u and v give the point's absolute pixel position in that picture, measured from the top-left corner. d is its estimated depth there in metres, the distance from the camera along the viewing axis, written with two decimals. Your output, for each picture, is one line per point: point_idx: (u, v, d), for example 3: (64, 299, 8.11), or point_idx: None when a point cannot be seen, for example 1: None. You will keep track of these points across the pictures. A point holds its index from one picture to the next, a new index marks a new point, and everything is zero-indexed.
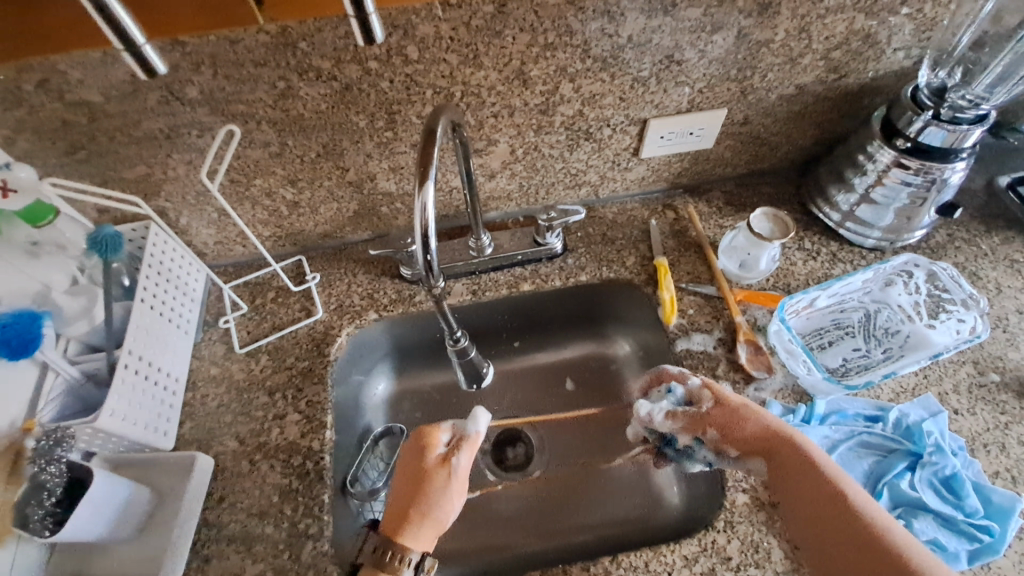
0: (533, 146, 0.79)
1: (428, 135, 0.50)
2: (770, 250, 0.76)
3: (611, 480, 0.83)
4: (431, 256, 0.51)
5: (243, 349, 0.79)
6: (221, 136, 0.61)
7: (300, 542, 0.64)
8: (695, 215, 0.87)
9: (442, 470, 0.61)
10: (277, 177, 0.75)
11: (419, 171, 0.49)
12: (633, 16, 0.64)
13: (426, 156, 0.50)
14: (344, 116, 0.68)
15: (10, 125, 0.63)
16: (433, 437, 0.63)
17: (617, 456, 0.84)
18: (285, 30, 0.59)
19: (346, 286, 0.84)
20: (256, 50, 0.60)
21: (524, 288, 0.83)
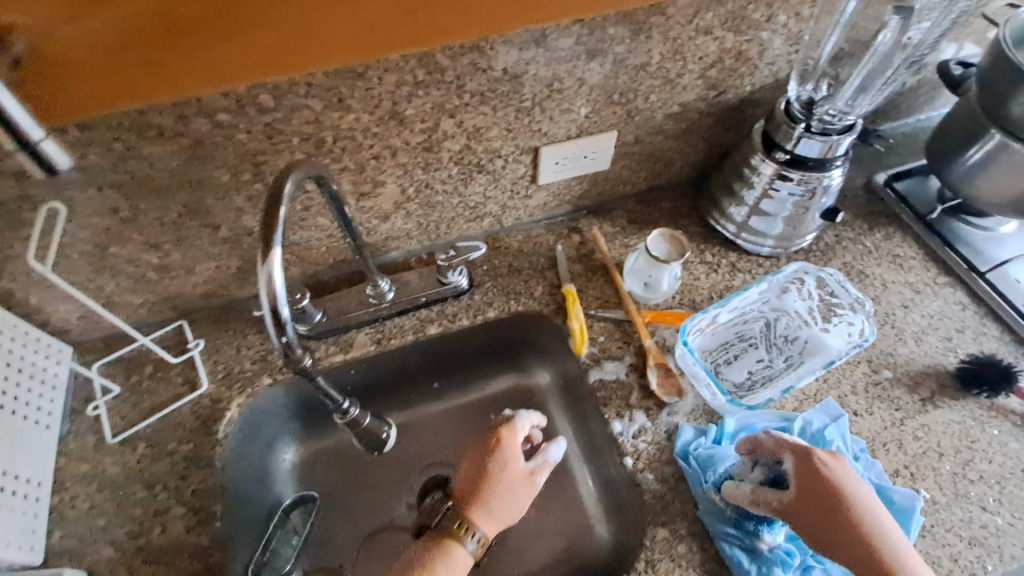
0: (424, 183, 0.75)
1: (271, 204, 0.45)
2: (670, 270, 0.76)
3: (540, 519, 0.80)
4: (288, 335, 0.46)
5: (115, 438, 0.72)
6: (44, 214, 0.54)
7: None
8: (599, 237, 0.86)
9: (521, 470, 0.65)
10: (138, 243, 0.68)
11: (263, 240, 0.45)
12: (505, 49, 0.62)
13: (272, 225, 0.45)
14: (202, 173, 0.62)
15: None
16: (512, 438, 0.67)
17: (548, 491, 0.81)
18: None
19: (235, 351, 0.78)
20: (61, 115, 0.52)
21: (431, 331, 0.79)
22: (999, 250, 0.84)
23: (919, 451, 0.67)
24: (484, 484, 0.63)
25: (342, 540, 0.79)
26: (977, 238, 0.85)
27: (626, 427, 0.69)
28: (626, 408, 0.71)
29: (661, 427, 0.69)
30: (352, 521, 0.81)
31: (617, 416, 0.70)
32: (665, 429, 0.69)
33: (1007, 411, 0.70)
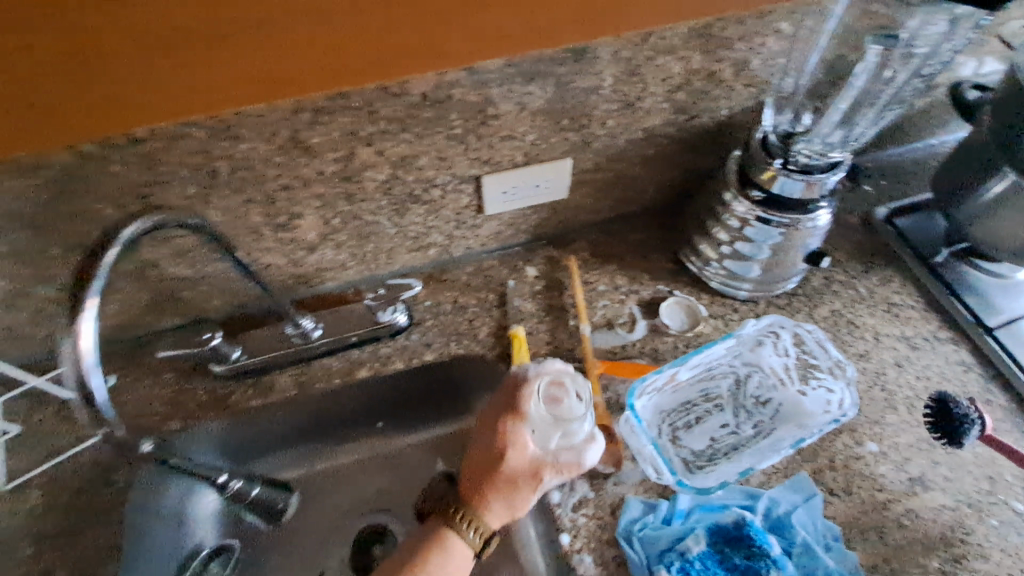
0: (350, 214, 0.67)
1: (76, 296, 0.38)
2: (586, 430, 0.54)
3: None
4: (93, 387, 0.40)
5: (8, 484, 0.65)
6: None
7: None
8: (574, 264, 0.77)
9: (533, 477, 0.52)
10: (26, 277, 0.61)
11: (76, 296, 0.40)
12: (418, 77, 0.52)
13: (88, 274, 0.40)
14: (81, 206, 0.54)
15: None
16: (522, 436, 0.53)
17: None
18: None
19: (145, 391, 0.71)
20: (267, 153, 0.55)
21: (360, 374, 0.71)
22: (1012, 302, 0.73)
23: (903, 543, 0.57)
24: (486, 487, 0.52)
25: None
26: (987, 286, 0.74)
27: (565, 497, 0.59)
28: (568, 475, 0.60)
29: (606, 500, 0.59)
30: None
31: (557, 483, 0.60)
32: (610, 503, 0.58)
33: (1014, 500, 0.60)
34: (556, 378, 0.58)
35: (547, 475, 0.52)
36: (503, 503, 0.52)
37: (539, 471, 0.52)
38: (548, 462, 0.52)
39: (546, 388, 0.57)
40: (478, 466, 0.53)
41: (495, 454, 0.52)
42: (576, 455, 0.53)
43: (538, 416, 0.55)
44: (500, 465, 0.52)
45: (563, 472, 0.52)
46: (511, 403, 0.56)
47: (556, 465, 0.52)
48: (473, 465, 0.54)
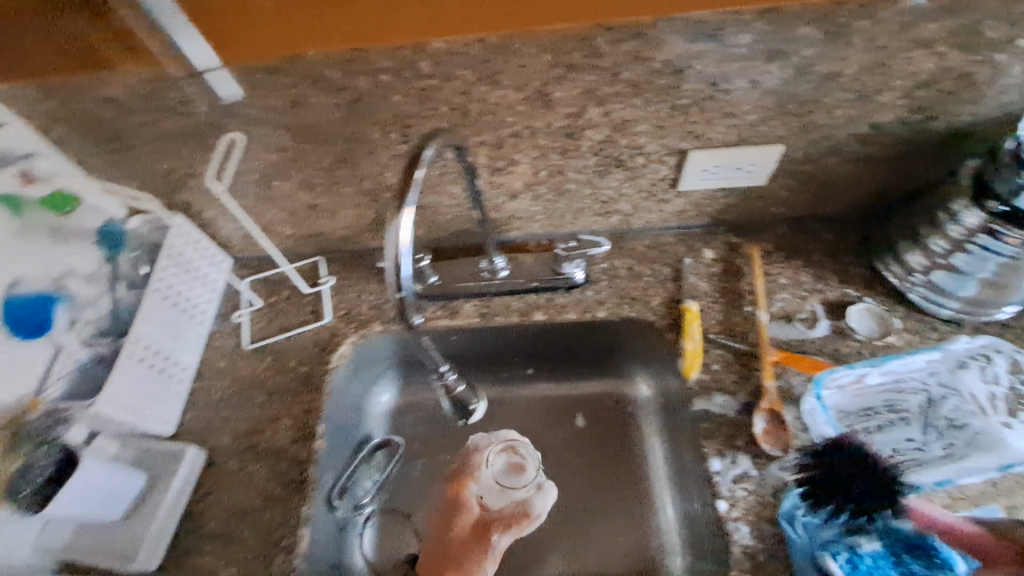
0: (558, 168, 0.73)
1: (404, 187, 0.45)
2: (504, 480, 0.79)
3: (601, 519, 0.79)
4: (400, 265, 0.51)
5: (251, 345, 0.81)
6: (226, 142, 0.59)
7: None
8: (755, 256, 0.78)
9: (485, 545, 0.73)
10: (295, 181, 0.75)
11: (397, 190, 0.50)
12: (669, 40, 0.56)
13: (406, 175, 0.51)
14: (357, 126, 0.66)
15: (25, 106, 0.63)
16: (465, 501, 0.77)
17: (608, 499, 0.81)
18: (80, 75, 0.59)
19: (356, 294, 0.84)
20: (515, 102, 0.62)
21: (535, 318, 0.78)
22: None
23: None
24: (453, 560, 0.72)
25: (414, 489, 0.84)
26: None
27: (725, 468, 0.61)
28: (730, 448, 0.62)
29: (768, 481, 0.60)
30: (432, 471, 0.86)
31: (718, 453, 0.62)
32: (771, 485, 0.59)
33: None
34: (490, 452, 0.82)
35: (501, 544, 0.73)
36: None
37: (483, 530, 0.74)
38: (496, 532, 0.73)
39: (499, 462, 0.81)
40: (446, 531, 0.75)
41: (460, 511, 0.76)
42: (526, 507, 0.76)
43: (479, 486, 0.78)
44: (459, 525, 0.75)
45: (510, 529, 0.74)
46: (469, 468, 0.80)
47: (512, 519, 0.75)
48: (438, 529, 0.76)
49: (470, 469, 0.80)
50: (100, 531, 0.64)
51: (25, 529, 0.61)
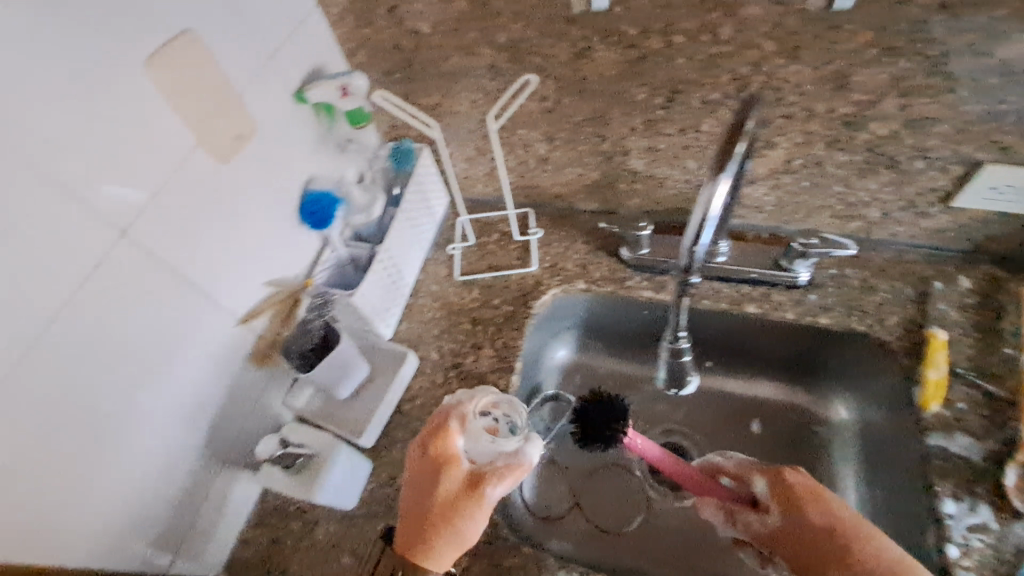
0: (817, 159, 0.69)
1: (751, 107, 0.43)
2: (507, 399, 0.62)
3: None
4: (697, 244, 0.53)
5: (461, 276, 0.87)
6: (520, 83, 0.63)
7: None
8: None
9: (471, 498, 0.55)
10: (539, 132, 0.78)
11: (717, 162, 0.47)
12: (1021, 38, 0.52)
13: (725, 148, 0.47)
14: (626, 86, 0.67)
15: (342, 28, 0.71)
16: (449, 459, 0.57)
17: None
18: (396, 9, 0.66)
19: (563, 249, 0.87)
20: (806, 83, 0.61)
21: (749, 310, 0.76)
22: None
23: None
24: (429, 526, 0.55)
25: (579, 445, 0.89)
26: None
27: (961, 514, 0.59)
28: (965, 493, 0.60)
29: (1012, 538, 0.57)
30: None
31: (953, 495, 0.60)
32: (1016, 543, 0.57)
33: None
34: (484, 400, 0.62)
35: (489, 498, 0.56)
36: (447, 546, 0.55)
37: (469, 485, 0.56)
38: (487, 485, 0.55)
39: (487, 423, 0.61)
40: (421, 496, 0.56)
41: (427, 482, 0.57)
42: (514, 459, 0.57)
43: (468, 441, 0.59)
44: (443, 487, 0.56)
45: (504, 477, 0.56)
46: (441, 422, 0.60)
47: (501, 467, 0.56)
48: (413, 490, 0.57)
49: (447, 428, 0.59)
50: (328, 404, 0.74)
51: (281, 384, 0.73)
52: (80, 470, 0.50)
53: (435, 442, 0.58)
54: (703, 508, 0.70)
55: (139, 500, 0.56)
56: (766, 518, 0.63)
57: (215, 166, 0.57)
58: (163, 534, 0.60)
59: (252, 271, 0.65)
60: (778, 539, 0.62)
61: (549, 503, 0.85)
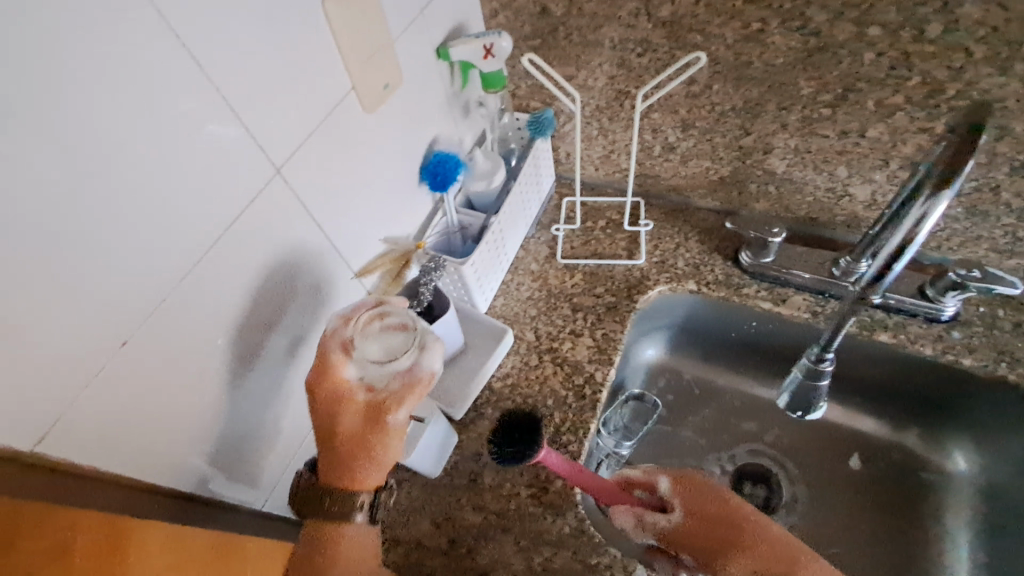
0: (993, 184, 0.62)
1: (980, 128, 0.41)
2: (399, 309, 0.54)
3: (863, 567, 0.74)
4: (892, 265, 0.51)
5: (563, 259, 0.84)
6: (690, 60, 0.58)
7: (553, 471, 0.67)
8: None
9: (377, 430, 0.48)
10: (675, 117, 0.73)
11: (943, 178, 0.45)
12: None
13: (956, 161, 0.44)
14: (792, 78, 0.62)
15: None
16: (338, 385, 0.48)
17: (876, 552, 0.75)
18: None
19: (674, 246, 0.82)
20: (1009, 98, 0.55)
21: (880, 337, 0.71)
22: None
23: None
24: (348, 462, 0.49)
25: (659, 450, 0.85)
26: None
27: None
28: None
29: None
30: (680, 442, 0.86)
31: None
32: None
33: None
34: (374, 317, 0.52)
35: (395, 426, 0.48)
36: (368, 476, 0.49)
37: (369, 416, 0.48)
38: (387, 416, 0.48)
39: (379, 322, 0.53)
40: (336, 440, 0.48)
41: (330, 433, 0.48)
42: (411, 378, 0.49)
43: (356, 366, 0.49)
44: (343, 422, 0.48)
45: (403, 401, 0.48)
46: (330, 348, 0.50)
47: (399, 386, 0.49)
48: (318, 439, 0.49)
49: (338, 366, 0.49)
50: None
51: None
52: (216, 403, 0.50)
53: (322, 384, 0.48)
54: (614, 514, 0.56)
55: (253, 440, 0.56)
56: (670, 517, 0.54)
57: (360, 113, 0.56)
58: (267, 477, 0.60)
59: (372, 226, 0.63)
60: (672, 532, 0.54)
61: None
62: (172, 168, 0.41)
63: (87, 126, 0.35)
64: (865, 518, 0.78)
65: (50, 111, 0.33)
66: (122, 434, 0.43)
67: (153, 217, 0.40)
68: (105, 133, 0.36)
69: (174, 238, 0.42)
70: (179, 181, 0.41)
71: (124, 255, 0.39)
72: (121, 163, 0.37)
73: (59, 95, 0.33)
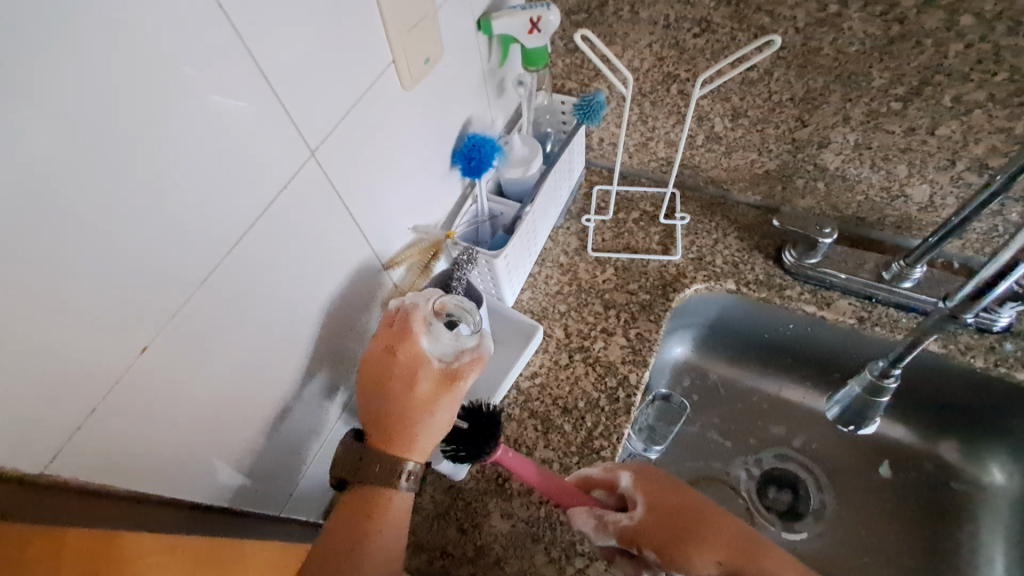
0: None
1: None
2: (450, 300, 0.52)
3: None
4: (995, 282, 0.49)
5: (594, 252, 0.79)
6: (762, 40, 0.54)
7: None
8: None
9: (444, 395, 0.50)
10: (726, 105, 0.68)
11: None
12: None
13: None
14: (862, 66, 0.58)
15: None
16: (415, 350, 0.50)
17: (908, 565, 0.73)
18: None
19: (712, 242, 0.78)
20: None
21: (930, 347, 0.69)
22: None
23: None
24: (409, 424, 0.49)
25: (685, 452, 0.82)
26: None
27: None
28: None
29: None
30: (707, 444, 0.83)
31: None
32: None
33: None
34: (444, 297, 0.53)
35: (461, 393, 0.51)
36: (422, 440, 0.50)
37: (439, 381, 0.50)
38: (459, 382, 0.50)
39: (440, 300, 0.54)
40: (401, 402, 0.49)
41: (393, 392, 0.49)
42: (478, 352, 0.52)
43: (430, 339, 0.51)
44: (415, 385, 0.49)
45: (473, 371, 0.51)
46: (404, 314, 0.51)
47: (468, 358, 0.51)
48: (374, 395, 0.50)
49: (413, 331, 0.50)
50: None
51: None
52: (241, 405, 0.46)
53: (399, 346, 0.50)
54: (573, 519, 0.51)
55: (276, 446, 0.52)
56: (633, 515, 0.49)
57: (399, 90, 0.51)
58: (289, 481, 0.56)
59: (403, 213, 0.58)
60: (636, 532, 0.49)
61: None
62: (205, 153, 0.36)
63: (108, 110, 0.30)
64: (896, 530, 0.75)
65: (67, 92, 0.28)
66: (140, 448, 0.39)
67: (178, 212, 0.36)
68: (128, 118, 0.31)
69: (204, 229, 0.38)
70: (206, 172, 0.36)
71: (146, 255, 0.35)
72: (149, 146, 0.33)
73: (80, 74, 0.28)
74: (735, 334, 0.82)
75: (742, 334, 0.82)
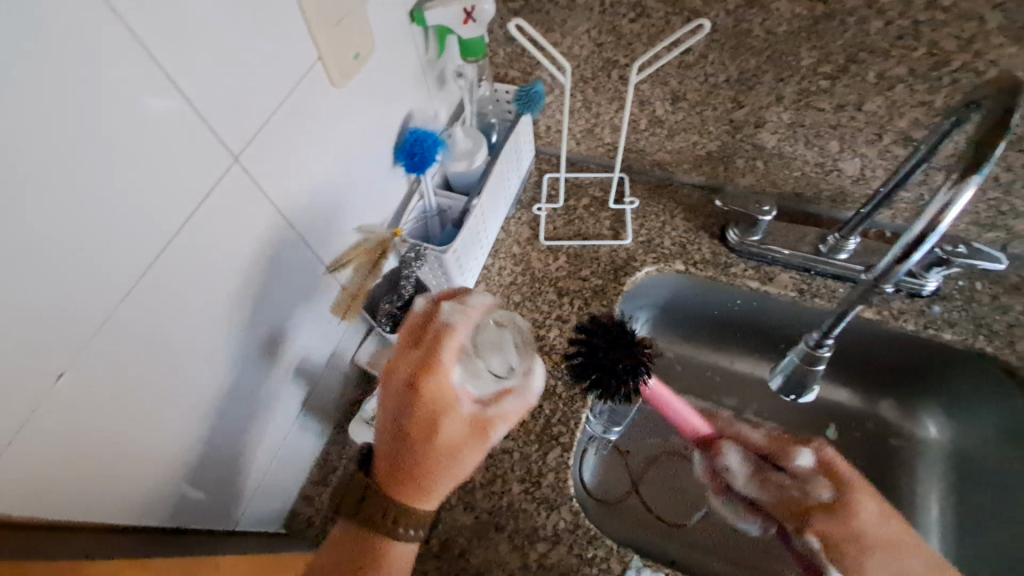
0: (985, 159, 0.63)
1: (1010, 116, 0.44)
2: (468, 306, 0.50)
3: None
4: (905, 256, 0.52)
5: (546, 241, 0.79)
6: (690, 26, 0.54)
7: (545, 465, 0.64)
8: None
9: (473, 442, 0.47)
10: (665, 89, 0.69)
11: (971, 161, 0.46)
12: None
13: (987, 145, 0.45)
14: (792, 48, 0.60)
15: None
16: (451, 397, 0.46)
17: None
18: None
19: (660, 224, 0.80)
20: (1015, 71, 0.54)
21: (866, 314, 0.73)
22: None
23: None
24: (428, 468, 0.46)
25: (644, 429, 0.84)
26: None
27: None
28: None
29: None
30: (664, 420, 0.85)
31: None
32: None
33: None
34: (485, 313, 0.50)
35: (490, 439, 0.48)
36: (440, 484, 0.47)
37: (473, 430, 0.47)
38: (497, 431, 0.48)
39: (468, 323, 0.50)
40: (423, 443, 0.46)
41: (417, 433, 0.46)
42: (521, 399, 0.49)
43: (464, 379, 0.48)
44: (445, 431, 0.46)
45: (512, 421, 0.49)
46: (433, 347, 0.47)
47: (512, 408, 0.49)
48: (391, 429, 0.47)
49: (446, 365, 0.46)
50: None
51: (352, 340, 0.66)
52: (179, 423, 0.45)
53: (422, 377, 0.46)
54: (722, 449, 0.54)
55: (220, 460, 0.51)
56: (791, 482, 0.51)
57: (329, 88, 0.49)
58: (238, 494, 0.55)
59: (345, 214, 0.57)
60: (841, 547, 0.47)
61: (607, 486, 0.80)
62: (116, 168, 0.34)
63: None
64: None
65: None
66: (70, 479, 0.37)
67: (87, 233, 0.34)
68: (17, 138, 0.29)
69: (122, 248, 0.36)
70: (117, 188, 0.34)
71: (51, 277, 0.32)
72: (52, 165, 0.31)
73: None
74: (686, 312, 0.84)
75: (693, 312, 0.84)
